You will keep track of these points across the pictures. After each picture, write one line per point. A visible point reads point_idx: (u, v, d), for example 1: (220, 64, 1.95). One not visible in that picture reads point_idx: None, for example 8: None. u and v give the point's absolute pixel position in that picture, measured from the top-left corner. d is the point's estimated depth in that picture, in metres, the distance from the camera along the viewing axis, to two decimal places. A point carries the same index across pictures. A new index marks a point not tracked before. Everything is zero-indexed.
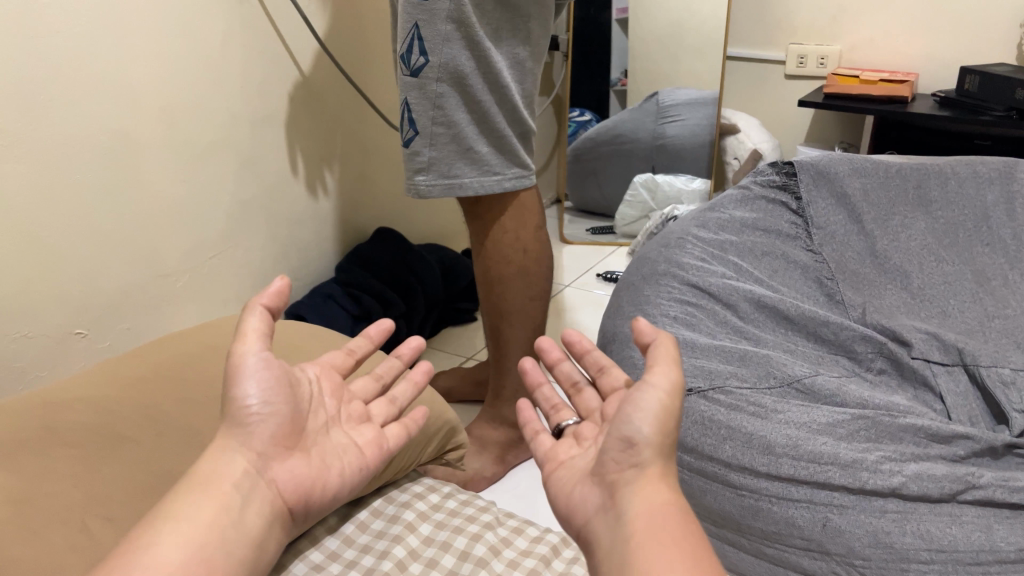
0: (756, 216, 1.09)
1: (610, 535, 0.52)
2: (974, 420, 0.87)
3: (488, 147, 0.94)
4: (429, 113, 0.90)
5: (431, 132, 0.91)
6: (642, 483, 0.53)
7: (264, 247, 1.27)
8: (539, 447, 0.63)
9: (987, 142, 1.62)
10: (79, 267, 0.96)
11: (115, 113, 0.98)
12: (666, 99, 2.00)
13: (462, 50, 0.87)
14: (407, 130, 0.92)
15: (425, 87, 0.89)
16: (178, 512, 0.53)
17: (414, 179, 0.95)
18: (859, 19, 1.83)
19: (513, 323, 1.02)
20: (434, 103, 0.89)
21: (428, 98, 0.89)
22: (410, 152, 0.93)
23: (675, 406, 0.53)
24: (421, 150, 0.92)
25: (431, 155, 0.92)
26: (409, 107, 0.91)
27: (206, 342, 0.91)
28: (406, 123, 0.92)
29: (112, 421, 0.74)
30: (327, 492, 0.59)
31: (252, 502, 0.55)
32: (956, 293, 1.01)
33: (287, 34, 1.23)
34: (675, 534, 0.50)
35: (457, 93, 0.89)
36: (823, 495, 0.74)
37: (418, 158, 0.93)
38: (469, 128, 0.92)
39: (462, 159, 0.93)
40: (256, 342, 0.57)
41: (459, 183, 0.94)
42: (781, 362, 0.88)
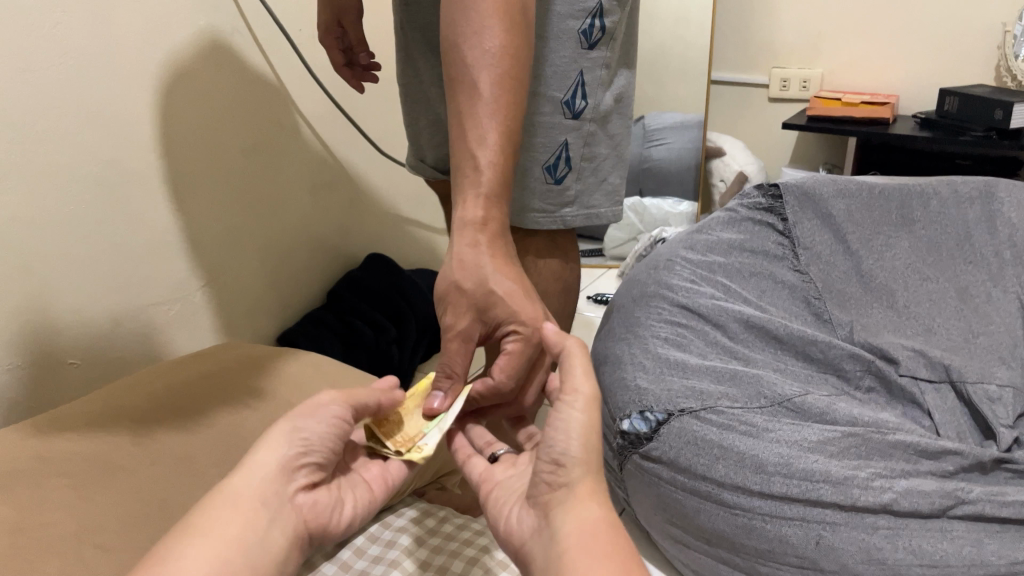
0: (743, 237, 1.10)
1: (544, 555, 0.49)
2: (962, 436, 0.89)
3: (622, 178, 0.92)
4: (581, 150, 0.85)
5: (580, 168, 0.86)
6: (572, 501, 0.50)
7: (259, 277, 1.28)
8: (473, 471, 0.63)
9: (967, 162, 1.65)
10: (70, 296, 0.96)
11: (107, 145, 0.99)
12: (652, 123, 2.01)
13: (609, 92, 0.86)
14: (564, 168, 0.85)
15: (578, 130, 0.84)
16: (205, 528, 0.51)
17: (560, 212, 0.87)
18: (839, 43, 1.87)
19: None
20: (585, 141, 0.85)
21: (581, 138, 0.85)
22: (560, 190, 0.86)
23: (596, 415, 0.52)
24: (570, 186, 0.87)
25: (577, 190, 0.87)
26: (566, 147, 0.84)
27: (202, 371, 0.91)
28: (560, 161, 0.85)
29: (110, 451, 0.74)
30: (344, 523, 0.59)
31: (279, 522, 0.53)
32: (941, 310, 1.02)
33: (278, 63, 1.25)
34: (605, 548, 0.47)
35: (603, 130, 0.87)
36: (815, 513, 0.75)
37: (568, 193, 0.87)
38: (609, 162, 0.89)
39: (601, 190, 0.90)
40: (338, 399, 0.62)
41: (596, 214, 0.91)
42: (771, 381, 0.89)
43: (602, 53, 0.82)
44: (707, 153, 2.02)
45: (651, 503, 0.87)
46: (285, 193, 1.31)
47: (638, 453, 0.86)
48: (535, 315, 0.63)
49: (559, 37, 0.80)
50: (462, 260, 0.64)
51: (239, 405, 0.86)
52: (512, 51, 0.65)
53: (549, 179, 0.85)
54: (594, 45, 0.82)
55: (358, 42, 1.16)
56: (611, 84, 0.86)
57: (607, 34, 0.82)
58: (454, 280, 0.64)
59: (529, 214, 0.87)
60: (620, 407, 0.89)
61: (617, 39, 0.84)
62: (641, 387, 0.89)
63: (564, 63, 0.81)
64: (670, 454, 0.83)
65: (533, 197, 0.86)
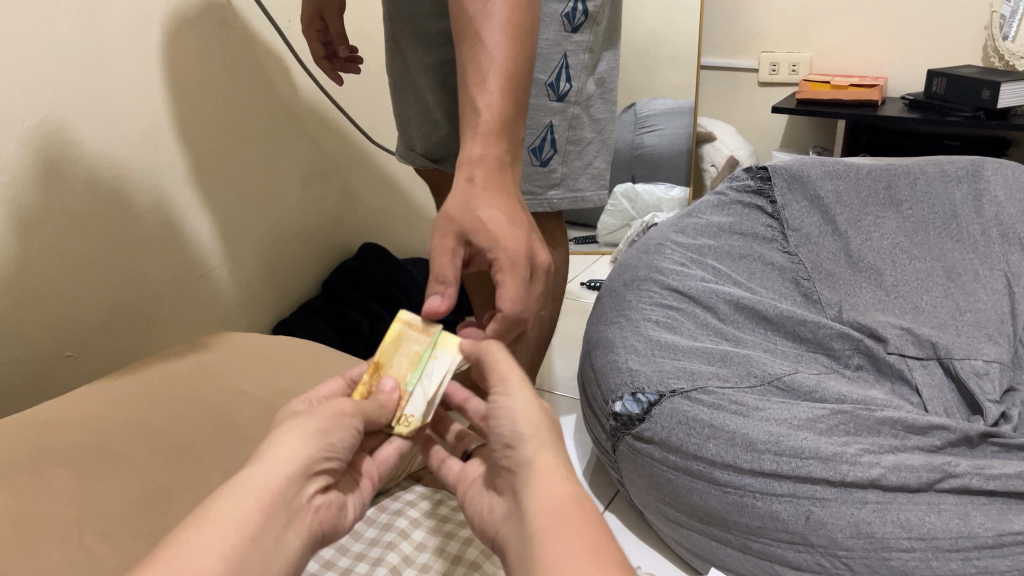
0: (732, 220, 1.12)
1: (518, 536, 0.47)
2: (950, 411, 0.90)
3: (606, 163, 0.93)
4: (566, 133, 0.87)
5: (566, 150, 0.88)
6: (536, 479, 0.48)
7: (253, 266, 1.28)
8: (449, 473, 0.60)
9: (956, 143, 1.68)
10: (66, 289, 0.97)
11: (96, 139, 0.99)
12: (643, 109, 2.03)
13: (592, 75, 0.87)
14: (549, 150, 0.86)
15: (561, 112, 0.85)
16: (216, 511, 0.44)
17: (547, 195, 0.89)
18: (827, 27, 1.87)
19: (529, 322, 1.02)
20: (570, 124, 0.87)
21: (567, 121, 0.86)
22: (546, 173, 0.87)
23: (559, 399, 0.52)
24: (555, 169, 0.88)
25: (563, 172, 0.89)
26: (552, 130, 0.86)
27: (197, 360, 0.91)
28: (546, 144, 0.86)
29: (109, 439, 0.74)
30: (344, 529, 0.53)
31: (293, 525, 0.47)
32: (929, 289, 1.03)
33: (267, 55, 1.24)
34: (572, 522, 0.44)
35: (587, 113, 0.88)
36: (805, 489, 0.76)
37: (555, 176, 0.88)
38: (593, 145, 0.90)
39: (586, 173, 0.91)
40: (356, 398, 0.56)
41: (583, 197, 0.92)
42: (761, 361, 0.90)
43: (586, 37, 0.83)
44: (697, 137, 2.03)
45: (644, 483, 0.88)
46: (276, 184, 1.31)
47: (631, 435, 0.87)
48: (519, 246, 0.60)
49: (544, 21, 0.80)
50: (460, 189, 0.63)
51: (235, 393, 0.86)
52: (511, 16, 0.66)
53: (536, 162, 0.86)
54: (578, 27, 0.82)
55: (338, 37, 1.16)
56: (595, 69, 0.87)
57: (591, 17, 0.82)
58: (449, 207, 0.62)
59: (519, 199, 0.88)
60: (612, 389, 0.91)
61: (601, 24, 0.85)
62: (633, 369, 0.90)
63: (552, 48, 0.82)
64: (662, 434, 0.84)
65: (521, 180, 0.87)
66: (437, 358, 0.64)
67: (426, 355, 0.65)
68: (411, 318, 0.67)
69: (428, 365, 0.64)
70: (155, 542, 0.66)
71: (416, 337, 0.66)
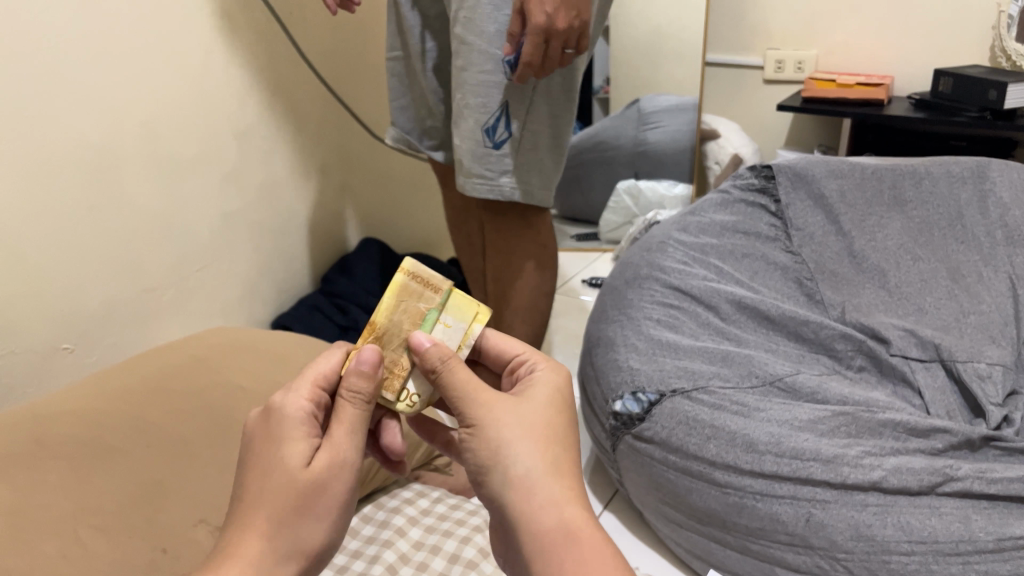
0: (736, 220, 1.13)
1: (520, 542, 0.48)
2: (953, 413, 0.89)
3: (556, 163, 1.00)
4: (523, 118, 0.93)
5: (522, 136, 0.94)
6: (530, 491, 0.48)
7: (252, 260, 1.28)
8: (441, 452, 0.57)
9: (962, 143, 1.66)
10: (63, 279, 0.96)
11: (94, 129, 0.98)
12: (646, 106, 2.04)
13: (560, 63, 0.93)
14: (502, 132, 0.93)
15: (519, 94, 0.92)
16: None
17: (498, 180, 0.95)
18: (833, 24, 1.86)
19: (522, 318, 1.07)
20: (528, 109, 0.93)
21: (524, 105, 0.93)
22: (498, 154, 0.94)
23: (543, 405, 0.51)
24: (509, 154, 0.94)
25: (517, 159, 0.95)
26: (508, 109, 0.92)
27: (195, 353, 0.91)
28: (501, 125, 0.93)
29: (104, 431, 0.74)
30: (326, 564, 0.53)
31: None
32: (933, 290, 1.02)
33: (269, 46, 1.23)
34: (584, 540, 0.46)
35: (546, 102, 0.95)
36: (806, 491, 0.76)
37: (506, 161, 0.94)
38: (546, 138, 0.97)
39: (535, 167, 0.97)
40: (345, 434, 0.49)
41: (532, 190, 0.98)
42: (762, 362, 0.90)
43: None
44: (701, 134, 2.01)
45: (644, 483, 0.88)
46: (275, 177, 1.30)
47: (631, 434, 0.87)
48: (538, 19, 0.83)
49: None
50: None
51: (232, 387, 0.86)
52: None
53: (489, 142, 0.93)
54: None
55: None
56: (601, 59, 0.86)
57: None
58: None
59: (474, 181, 0.95)
60: (612, 388, 0.91)
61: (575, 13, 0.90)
62: (633, 368, 0.90)
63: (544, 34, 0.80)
64: (663, 434, 0.84)
65: (473, 158, 0.94)
66: (448, 326, 0.55)
67: (432, 318, 0.55)
68: (413, 269, 0.55)
69: (436, 334, 0.55)
70: (150, 538, 0.66)
71: (415, 296, 0.55)
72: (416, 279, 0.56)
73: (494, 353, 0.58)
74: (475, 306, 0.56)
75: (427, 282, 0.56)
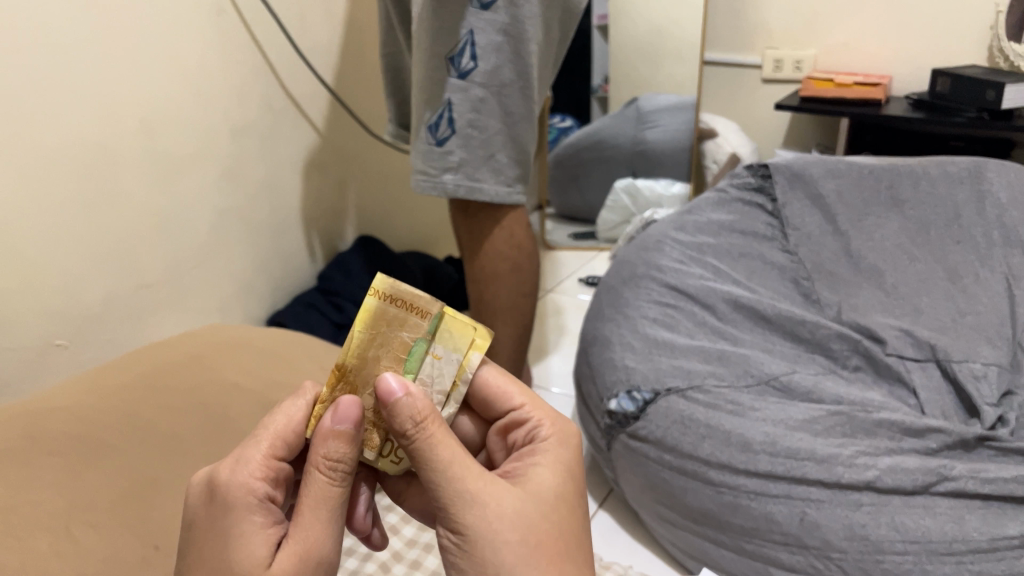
0: (733, 219, 1.14)
1: None
2: (948, 414, 0.88)
3: (512, 161, 1.01)
4: (467, 115, 0.96)
5: (466, 134, 0.96)
6: None
7: (248, 256, 1.28)
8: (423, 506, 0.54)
9: (960, 143, 1.66)
10: (58, 276, 0.97)
11: (91, 125, 0.98)
12: (645, 105, 2.05)
13: (511, 63, 0.95)
14: (444, 129, 0.96)
15: (460, 92, 0.95)
16: None
17: (441, 177, 0.99)
18: (832, 23, 1.86)
19: (503, 320, 1.07)
20: (473, 107, 0.95)
21: (469, 102, 0.95)
22: (441, 151, 0.97)
23: (546, 514, 0.47)
24: (453, 151, 0.97)
25: (461, 156, 0.97)
26: (450, 108, 0.95)
27: (190, 350, 0.91)
28: (444, 123, 0.96)
29: (98, 428, 0.74)
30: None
31: None
32: (930, 291, 1.02)
33: (266, 42, 1.23)
34: None
35: (496, 101, 0.96)
36: (800, 490, 0.76)
37: (448, 157, 0.98)
38: (498, 135, 0.98)
39: (486, 165, 0.99)
40: (317, 520, 0.45)
41: (480, 188, 1.00)
42: (759, 361, 0.90)
43: (497, 17, 0.92)
44: (700, 133, 2.00)
45: (639, 482, 0.87)
46: (271, 174, 1.30)
47: (625, 432, 0.87)
48: None
49: None
50: None
51: (226, 384, 0.86)
52: None
53: (432, 138, 0.98)
54: (486, 9, 0.92)
55: None
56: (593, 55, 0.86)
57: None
58: None
59: (420, 177, 1.01)
60: (608, 387, 0.91)
61: (521, 9, 0.93)
62: (629, 367, 0.91)
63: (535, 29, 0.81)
64: (657, 432, 0.84)
65: (421, 153, 0.99)
66: (438, 358, 0.50)
67: (420, 350, 0.49)
68: (393, 292, 0.48)
69: (423, 368, 0.49)
70: (145, 536, 0.66)
71: (396, 322, 0.48)
72: (395, 298, 0.48)
73: (482, 396, 0.55)
74: (472, 331, 0.50)
75: (409, 305, 0.48)
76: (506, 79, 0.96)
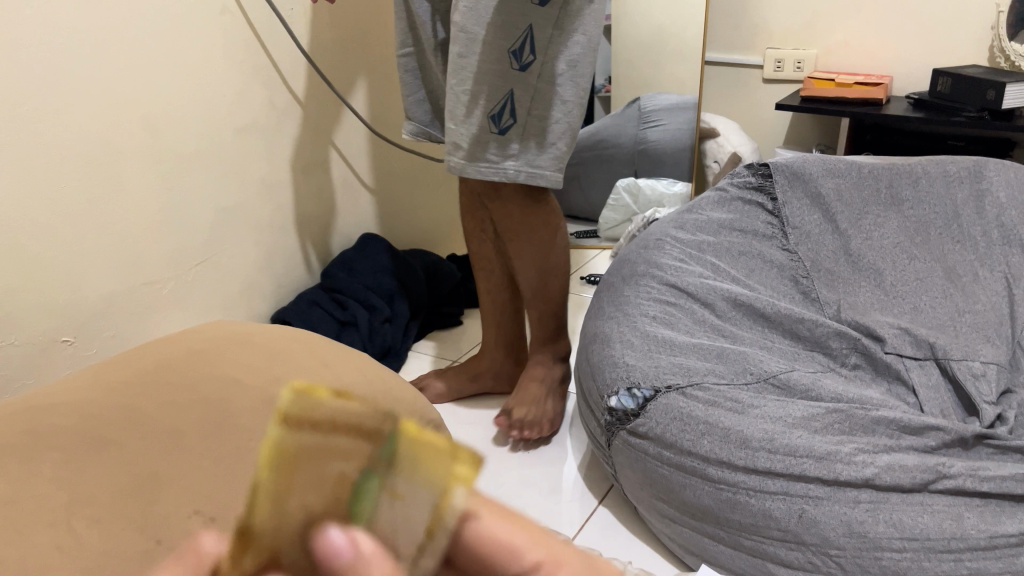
0: (733, 217, 1.13)
1: None
2: (946, 412, 0.89)
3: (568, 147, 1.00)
4: (528, 105, 0.96)
5: (526, 122, 0.97)
6: None
7: (251, 253, 1.28)
8: None
9: (960, 143, 1.67)
10: (62, 274, 0.97)
11: (93, 124, 0.98)
12: (647, 104, 2.03)
13: (563, 56, 0.94)
14: (507, 119, 0.96)
15: (522, 84, 0.95)
16: None
17: (502, 164, 0.99)
18: (834, 23, 1.86)
19: (550, 274, 1.12)
20: (532, 95, 0.96)
21: (527, 92, 0.95)
22: (502, 139, 0.98)
23: None
24: (512, 139, 0.98)
25: (521, 143, 0.98)
26: (512, 98, 0.95)
27: (191, 348, 0.90)
28: (505, 112, 0.96)
29: (98, 424, 0.73)
30: None
31: None
32: (928, 290, 1.03)
33: (270, 41, 1.23)
34: None
35: (554, 89, 0.96)
36: (799, 487, 0.76)
37: (509, 146, 0.98)
38: (556, 124, 0.97)
39: (545, 151, 0.99)
40: None
41: (540, 173, 0.99)
42: (757, 359, 0.91)
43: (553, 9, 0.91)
44: (700, 133, 2.01)
45: (638, 478, 0.88)
46: (275, 172, 1.30)
47: (625, 429, 0.87)
48: None
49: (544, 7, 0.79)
50: None
51: (226, 380, 0.83)
52: None
53: (493, 128, 0.97)
54: (547, 4, 0.91)
55: None
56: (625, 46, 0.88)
57: None
58: None
59: (478, 165, 0.99)
60: (607, 384, 0.91)
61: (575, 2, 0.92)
62: (629, 364, 0.91)
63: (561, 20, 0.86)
64: (657, 429, 0.84)
65: (480, 142, 0.98)
66: (387, 500, 0.38)
67: (362, 490, 0.37)
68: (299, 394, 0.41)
69: (375, 511, 0.37)
70: (145, 529, 0.63)
71: (323, 451, 0.38)
72: (318, 408, 0.38)
73: (474, 555, 0.42)
74: (431, 458, 0.39)
75: (341, 431, 0.39)
76: (561, 70, 0.95)
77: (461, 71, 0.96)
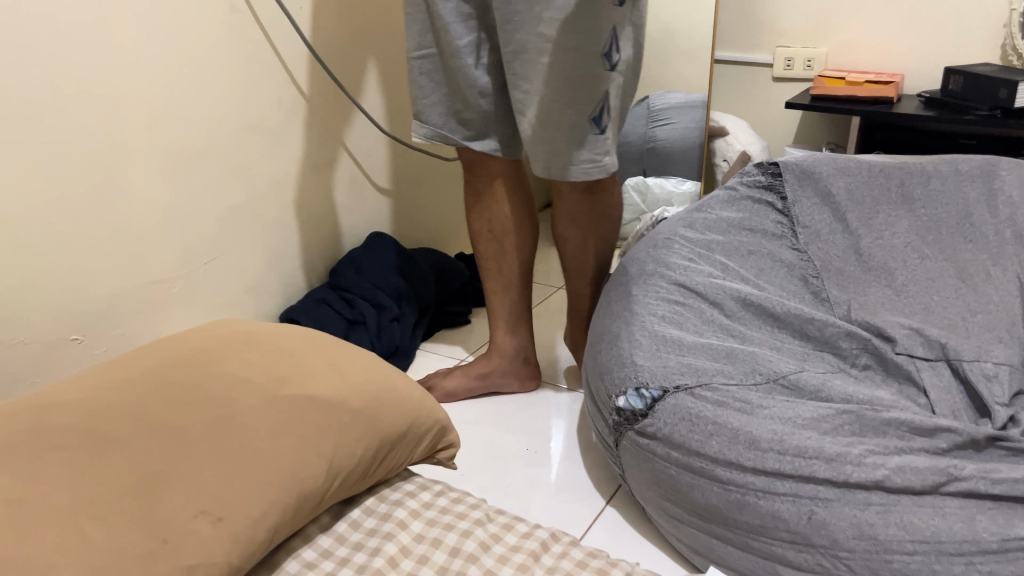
0: (742, 216, 1.12)
1: None
2: (958, 413, 0.88)
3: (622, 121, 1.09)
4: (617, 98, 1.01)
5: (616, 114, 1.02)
6: None
7: (260, 252, 1.28)
8: None
9: (972, 142, 1.65)
10: (71, 273, 0.97)
11: (102, 122, 0.98)
12: (657, 103, 1.97)
13: (632, 46, 1.01)
14: (607, 117, 1.00)
15: (610, 81, 0.98)
16: None
17: (604, 160, 1.03)
18: (844, 21, 1.85)
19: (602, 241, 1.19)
20: (619, 89, 1.01)
21: (618, 87, 1.00)
22: (605, 137, 1.01)
23: None
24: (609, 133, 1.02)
25: (614, 135, 1.03)
26: (609, 100, 0.99)
27: (199, 345, 0.88)
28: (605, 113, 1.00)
29: (105, 422, 0.73)
30: None
31: None
32: (940, 289, 1.02)
33: (279, 39, 1.23)
34: None
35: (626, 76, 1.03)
36: (808, 489, 0.75)
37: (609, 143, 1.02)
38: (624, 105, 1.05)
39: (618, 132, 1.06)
40: None
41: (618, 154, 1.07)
42: (767, 359, 0.90)
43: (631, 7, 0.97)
44: (711, 132, 2.01)
45: (646, 479, 0.87)
46: (284, 171, 1.30)
47: (633, 430, 0.87)
48: None
49: None
50: None
51: (231, 378, 0.81)
52: None
53: (596, 130, 1.00)
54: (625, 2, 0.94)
55: None
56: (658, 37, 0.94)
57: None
58: None
59: (580, 166, 1.02)
60: (615, 383, 0.91)
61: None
62: (637, 364, 0.90)
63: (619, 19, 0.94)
64: (665, 430, 0.84)
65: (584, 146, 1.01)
66: None
67: None
68: None
69: None
70: (156, 528, 0.65)
71: None
72: None
73: None
74: None
75: None
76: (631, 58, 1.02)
77: (546, 77, 0.99)
